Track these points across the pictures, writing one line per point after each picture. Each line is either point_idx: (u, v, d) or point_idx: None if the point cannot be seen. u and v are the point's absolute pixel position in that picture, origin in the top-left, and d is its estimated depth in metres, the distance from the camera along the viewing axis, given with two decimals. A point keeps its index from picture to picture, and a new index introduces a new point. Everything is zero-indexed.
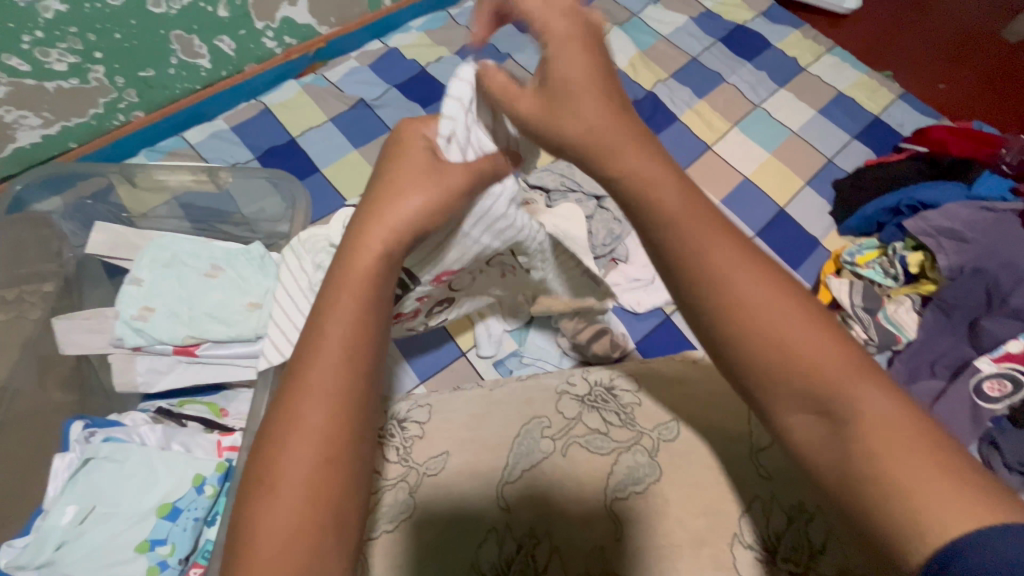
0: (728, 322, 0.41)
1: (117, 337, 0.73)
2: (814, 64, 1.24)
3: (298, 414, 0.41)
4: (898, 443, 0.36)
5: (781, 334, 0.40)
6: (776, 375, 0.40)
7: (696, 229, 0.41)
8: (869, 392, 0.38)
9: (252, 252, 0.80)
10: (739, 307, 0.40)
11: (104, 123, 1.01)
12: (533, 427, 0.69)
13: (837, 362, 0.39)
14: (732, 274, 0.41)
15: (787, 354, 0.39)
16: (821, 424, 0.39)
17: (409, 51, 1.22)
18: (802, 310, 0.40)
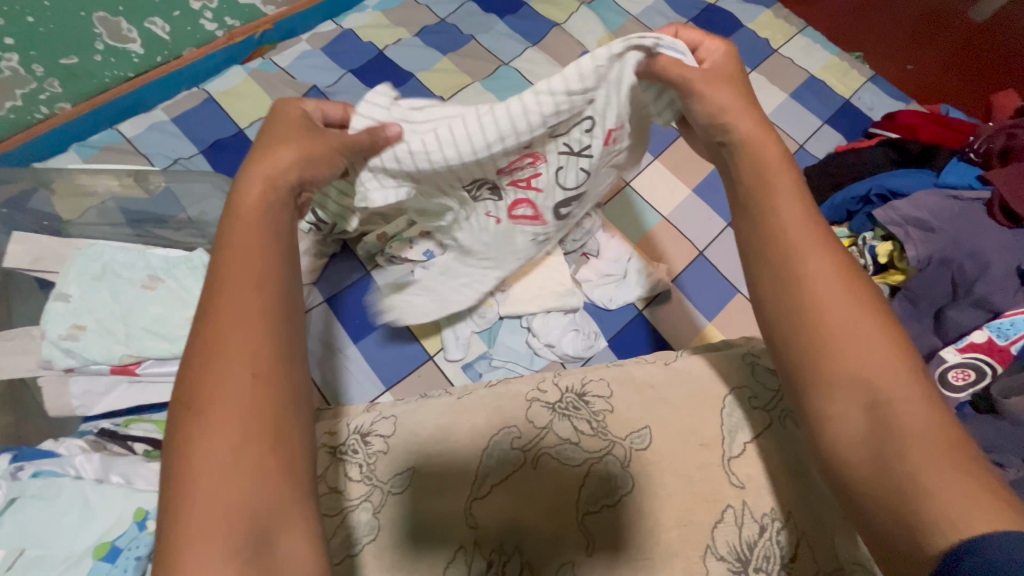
0: (826, 316, 0.45)
1: (46, 359, 0.67)
2: (786, 46, 1.21)
3: (213, 403, 0.37)
4: (926, 441, 0.39)
5: (856, 336, 0.43)
6: (838, 367, 0.43)
7: (792, 235, 0.47)
8: (910, 392, 0.41)
9: (193, 260, 0.74)
10: (824, 310, 0.45)
11: (25, 116, 0.91)
12: (502, 437, 0.67)
13: (885, 368, 0.42)
14: (822, 281, 0.45)
15: (843, 355, 0.43)
16: (864, 419, 0.42)
17: (365, 32, 1.14)
18: (874, 320, 0.44)
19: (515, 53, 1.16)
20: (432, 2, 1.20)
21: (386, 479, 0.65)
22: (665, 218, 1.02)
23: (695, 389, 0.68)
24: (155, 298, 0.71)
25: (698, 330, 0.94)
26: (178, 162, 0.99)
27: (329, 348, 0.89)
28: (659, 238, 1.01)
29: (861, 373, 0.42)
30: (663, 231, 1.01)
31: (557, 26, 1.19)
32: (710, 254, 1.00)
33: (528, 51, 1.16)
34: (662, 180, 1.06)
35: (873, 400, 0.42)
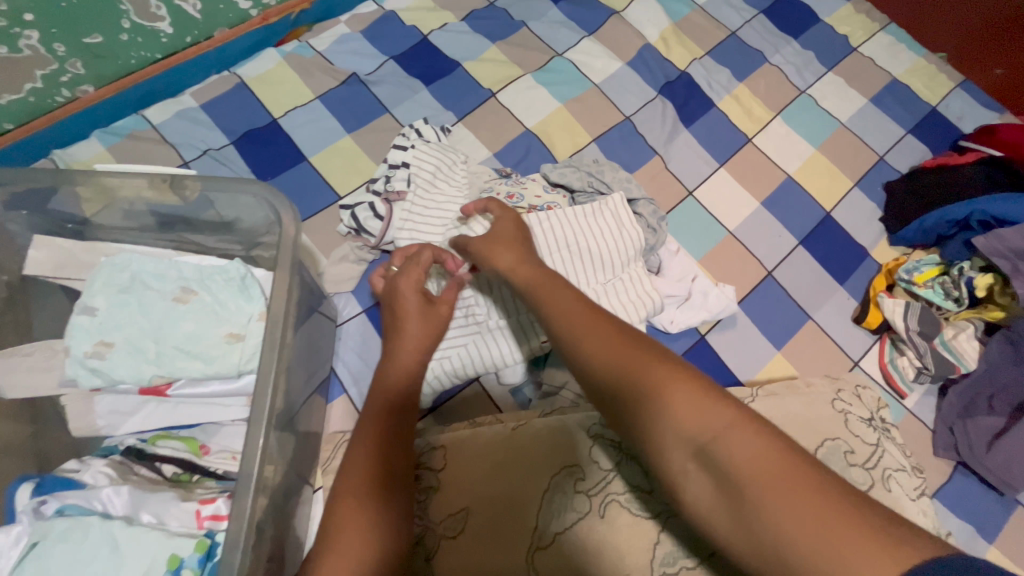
0: (619, 379, 0.47)
1: (70, 379, 0.62)
2: (867, 44, 1.11)
3: (359, 431, 0.57)
4: (785, 484, 0.38)
5: (668, 385, 0.45)
6: (661, 425, 0.44)
7: (586, 346, 0.51)
8: (728, 415, 0.42)
9: (230, 272, 0.67)
10: (633, 370, 0.47)
11: (45, 100, 0.84)
12: (565, 480, 0.64)
13: (706, 412, 0.42)
14: (591, 321, 0.53)
15: (669, 407, 0.44)
16: (710, 480, 0.41)
17: (408, 16, 1.06)
18: (680, 369, 0.46)
19: (571, 43, 1.07)
20: None
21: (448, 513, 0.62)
22: (731, 233, 0.94)
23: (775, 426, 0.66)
24: (189, 310, 0.65)
25: (764, 361, 0.85)
26: (207, 153, 0.91)
27: (367, 363, 0.84)
28: (723, 254, 0.92)
29: (677, 418, 0.43)
30: (727, 247, 0.93)
31: (617, 14, 1.10)
32: (781, 275, 0.91)
33: (585, 42, 1.07)
34: (728, 191, 0.97)
35: (701, 451, 0.41)
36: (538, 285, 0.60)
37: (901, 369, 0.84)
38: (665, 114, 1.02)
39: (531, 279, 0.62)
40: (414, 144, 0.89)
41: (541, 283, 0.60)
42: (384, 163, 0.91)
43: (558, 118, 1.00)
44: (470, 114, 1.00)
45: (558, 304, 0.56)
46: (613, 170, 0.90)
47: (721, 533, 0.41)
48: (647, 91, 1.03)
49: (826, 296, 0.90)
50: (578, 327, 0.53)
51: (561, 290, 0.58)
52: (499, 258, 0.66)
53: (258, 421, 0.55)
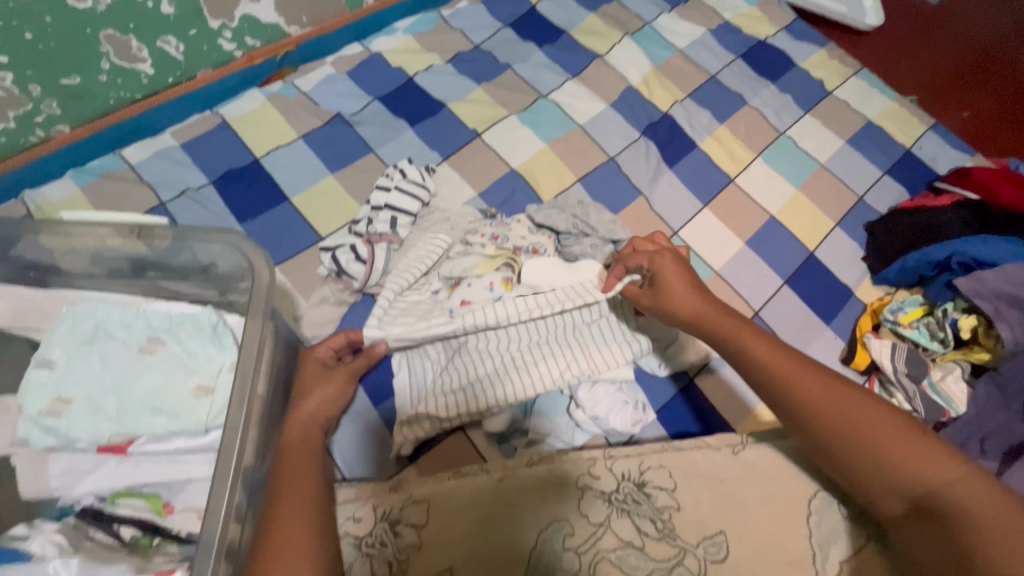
0: (828, 420, 0.57)
1: (21, 438, 0.58)
2: (842, 88, 1.14)
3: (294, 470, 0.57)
4: (993, 526, 0.47)
5: (871, 437, 0.54)
6: (881, 474, 0.54)
7: (767, 377, 0.60)
8: (946, 466, 0.51)
9: (201, 320, 0.64)
10: (843, 426, 0.56)
11: (18, 140, 0.82)
12: (554, 536, 0.62)
13: (931, 465, 0.52)
14: (756, 359, 0.61)
15: (894, 459, 0.53)
16: (925, 520, 0.52)
17: (394, 57, 1.07)
18: (898, 422, 0.55)
19: (555, 84, 1.09)
20: (466, 26, 1.13)
21: (365, 534, 0.63)
22: (717, 272, 0.94)
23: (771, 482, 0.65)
24: (157, 361, 0.62)
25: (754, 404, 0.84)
26: (185, 193, 0.90)
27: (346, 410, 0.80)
28: None
29: (894, 467, 0.53)
30: (714, 287, 0.93)
31: (600, 57, 1.13)
32: (767, 315, 0.91)
33: (568, 84, 1.09)
34: (713, 231, 0.97)
35: (921, 498, 0.52)
36: (723, 328, 0.64)
37: None
38: (649, 155, 1.03)
39: (703, 316, 0.66)
40: (396, 184, 0.89)
41: (721, 321, 0.64)
42: (367, 204, 0.89)
43: (543, 159, 1.01)
44: (455, 154, 1.00)
45: (743, 342, 0.63)
46: (598, 211, 0.90)
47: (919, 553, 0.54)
48: (631, 132, 1.05)
49: (812, 337, 0.90)
50: (770, 375, 0.60)
51: (750, 335, 0.62)
52: (675, 300, 0.67)
53: (224, 479, 0.52)
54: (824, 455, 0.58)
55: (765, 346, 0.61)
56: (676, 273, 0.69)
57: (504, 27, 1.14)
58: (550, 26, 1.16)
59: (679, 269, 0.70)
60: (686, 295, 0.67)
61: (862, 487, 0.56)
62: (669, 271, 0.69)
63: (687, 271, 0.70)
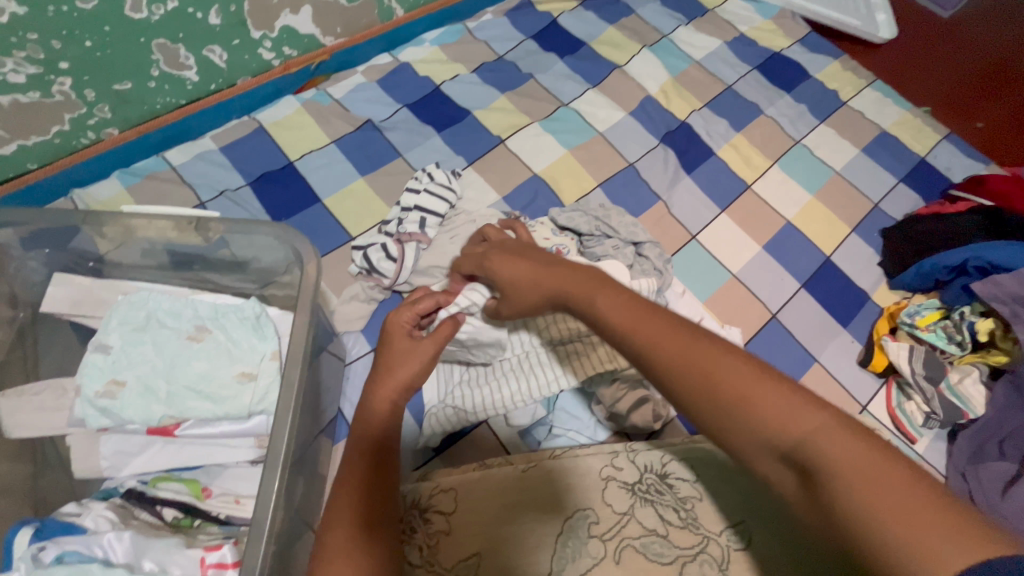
0: (673, 366, 0.44)
1: (78, 419, 0.61)
2: (856, 98, 1.17)
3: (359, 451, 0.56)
4: (869, 481, 0.35)
5: (729, 380, 0.42)
6: (742, 431, 0.41)
7: (611, 327, 0.49)
8: (807, 411, 0.39)
9: (245, 310, 0.67)
10: (708, 376, 0.42)
11: (70, 141, 0.86)
12: (578, 524, 0.63)
13: (798, 412, 0.39)
14: (608, 309, 0.49)
15: (749, 408, 0.40)
16: (800, 483, 0.39)
17: (422, 67, 1.11)
18: (750, 366, 0.42)
19: (575, 94, 1.13)
20: (491, 38, 1.17)
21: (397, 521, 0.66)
22: (734, 275, 0.96)
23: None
24: (202, 349, 0.65)
25: None
26: (223, 193, 0.94)
27: None
28: (728, 297, 0.94)
29: (757, 418, 0.40)
30: (732, 290, 0.95)
31: (619, 68, 1.17)
32: (785, 318, 0.93)
33: (589, 93, 1.13)
34: (730, 235, 1.00)
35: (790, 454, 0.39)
36: (577, 290, 0.53)
37: (909, 414, 0.84)
38: (667, 161, 1.06)
39: (550, 281, 0.55)
40: (425, 186, 0.93)
41: (566, 280, 0.54)
42: (396, 206, 0.93)
43: (565, 164, 1.04)
44: (479, 159, 1.03)
45: (586, 294, 0.52)
46: (619, 215, 0.93)
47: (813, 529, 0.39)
48: (650, 139, 1.08)
49: (829, 339, 0.92)
50: (625, 333, 0.47)
51: (600, 291, 0.51)
52: (519, 292, 0.59)
53: (273, 464, 0.54)
54: (688, 420, 0.45)
55: (616, 302, 0.49)
56: (514, 262, 0.61)
57: (527, 38, 1.19)
58: (571, 38, 1.20)
59: (511, 255, 0.62)
60: (526, 277, 0.58)
61: (721, 448, 0.43)
62: (507, 267, 0.61)
63: (530, 256, 0.61)
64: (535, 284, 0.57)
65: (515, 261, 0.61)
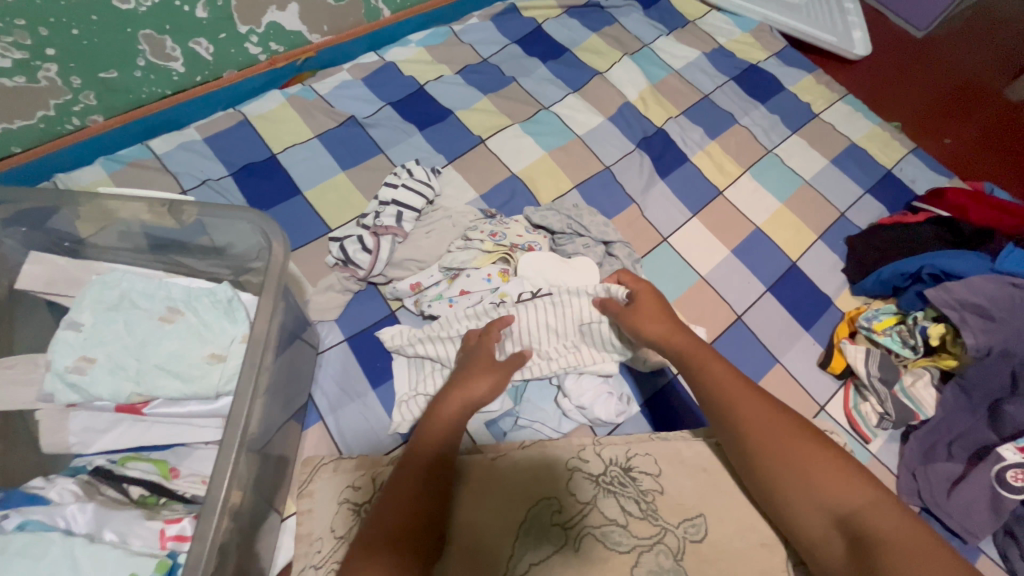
0: (765, 442, 0.62)
1: (47, 393, 0.62)
2: (828, 111, 1.21)
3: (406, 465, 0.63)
4: (900, 547, 0.52)
5: (806, 459, 0.59)
6: (803, 497, 0.58)
7: (725, 395, 0.66)
8: (861, 496, 0.57)
9: (218, 294, 0.69)
10: (772, 446, 0.61)
11: (55, 127, 0.88)
12: (542, 513, 0.65)
13: (857, 494, 0.57)
14: (721, 382, 0.67)
15: (817, 484, 0.58)
16: (845, 545, 0.55)
17: (407, 67, 1.14)
18: (827, 453, 0.60)
19: (556, 98, 1.16)
20: (476, 41, 1.20)
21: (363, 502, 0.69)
22: (703, 277, 0.99)
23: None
24: (174, 330, 0.67)
25: None
26: (205, 183, 0.96)
27: (346, 392, 0.84)
28: (696, 298, 0.97)
29: (823, 492, 0.57)
30: (700, 291, 0.98)
31: (600, 74, 1.20)
32: (750, 319, 0.96)
33: (569, 97, 1.16)
34: (701, 238, 1.03)
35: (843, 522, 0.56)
36: (692, 355, 0.71)
37: (865, 415, 0.86)
38: (643, 166, 1.09)
39: (669, 340, 0.73)
40: (403, 182, 0.95)
41: (696, 352, 0.71)
42: (375, 200, 0.95)
43: (543, 165, 1.07)
44: (460, 157, 1.06)
45: (709, 371, 0.68)
46: (592, 215, 0.95)
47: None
48: (627, 144, 1.11)
49: (792, 341, 0.94)
50: (722, 398, 0.66)
51: (712, 363, 0.69)
52: (643, 324, 0.75)
53: (230, 445, 0.55)
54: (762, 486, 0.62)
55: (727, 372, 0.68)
56: (646, 302, 0.77)
57: (511, 42, 1.22)
58: (555, 43, 1.23)
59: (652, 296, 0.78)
60: (656, 321, 0.75)
61: (787, 514, 0.60)
62: (633, 309, 0.76)
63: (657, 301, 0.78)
64: (650, 331, 0.74)
65: (655, 305, 0.77)
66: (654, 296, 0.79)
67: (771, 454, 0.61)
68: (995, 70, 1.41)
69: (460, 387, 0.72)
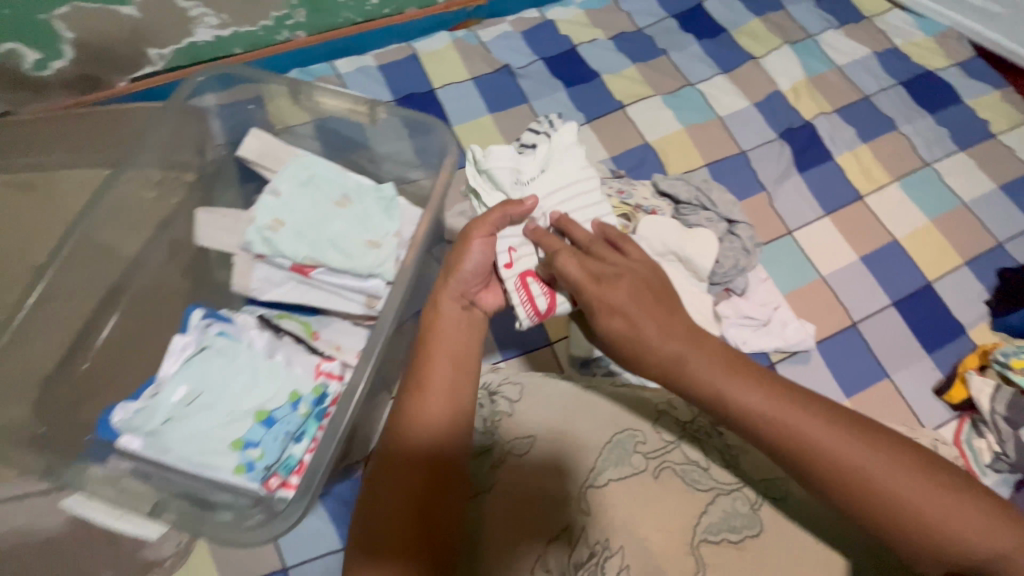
0: (849, 489, 0.47)
1: (247, 241, 0.76)
2: (1009, 133, 1.10)
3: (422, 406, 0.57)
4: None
5: (903, 494, 0.46)
6: (924, 542, 0.46)
7: (777, 427, 0.49)
8: (979, 522, 0.46)
9: (383, 193, 0.80)
10: (863, 497, 0.47)
11: (270, 36, 1.04)
12: (626, 439, 0.63)
13: (971, 521, 0.46)
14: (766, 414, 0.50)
15: (930, 525, 0.46)
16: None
17: (565, 26, 1.19)
18: (917, 468, 0.47)
19: (705, 76, 1.16)
20: (635, 11, 1.22)
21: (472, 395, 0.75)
22: (822, 277, 0.96)
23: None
24: (346, 213, 0.79)
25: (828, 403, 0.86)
26: None
27: None
28: (811, 296, 0.95)
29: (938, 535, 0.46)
30: (817, 290, 0.95)
31: (755, 59, 1.17)
32: (865, 328, 0.92)
33: (718, 78, 1.15)
34: (829, 239, 1.00)
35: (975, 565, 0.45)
36: (693, 368, 0.52)
37: (977, 451, 0.81)
38: (781, 157, 1.07)
39: (663, 354, 0.53)
40: (546, 130, 1.02)
41: (679, 359, 0.53)
42: (517, 142, 1.03)
43: (677, 139, 1.08)
44: (598, 119, 1.10)
45: (729, 394, 0.51)
46: (721, 192, 0.96)
47: None
48: (768, 132, 1.09)
49: (908, 360, 0.90)
50: (785, 444, 0.49)
51: (732, 378, 0.51)
52: (620, 313, 0.55)
53: (382, 327, 0.67)
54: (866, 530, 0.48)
55: (766, 400, 0.50)
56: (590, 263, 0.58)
57: (669, 16, 1.22)
58: (714, 23, 1.22)
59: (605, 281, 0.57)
60: (620, 293, 0.55)
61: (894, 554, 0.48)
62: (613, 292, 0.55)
63: (633, 278, 0.57)
64: (635, 320, 0.54)
65: (613, 284, 0.56)
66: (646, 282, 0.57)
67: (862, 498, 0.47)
68: None
69: (607, 299, 0.55)
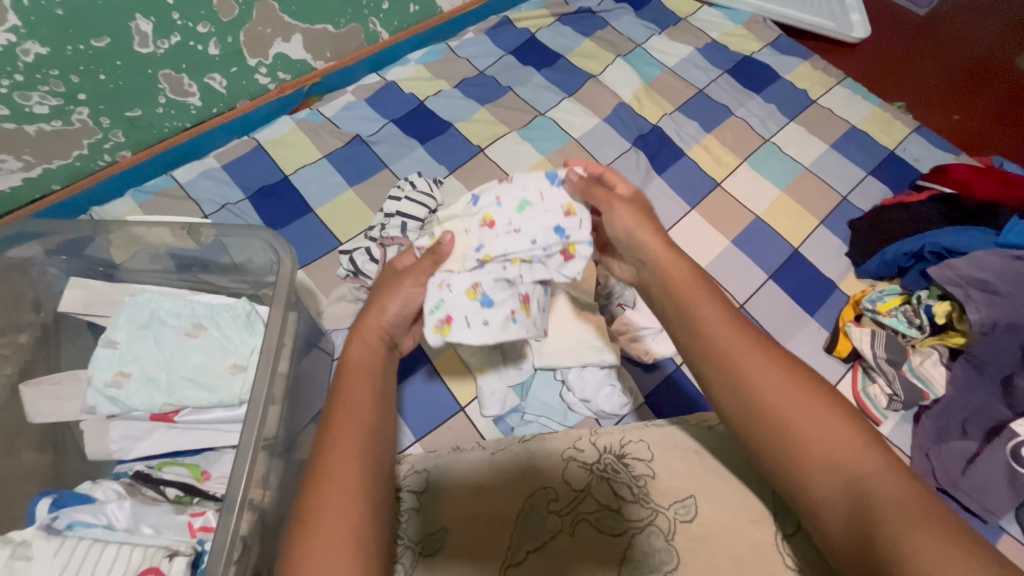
0: (745, 411, 0.51)
1: (91, 405, 0.69)
2: (826, 96, 1.21)
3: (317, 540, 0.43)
4: (909, 512, 0.42)
5: (801, 420, 0.48)
6: (797, 449, 0.48)
7: (729, 359, 0.51)
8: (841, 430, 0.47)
9: (237, 309, 0.75)
10: (780, 431, 0.49)
11: (89, 163, 0.96)
12: (539, 501, 0.68)
13: (850, 440, 0.47)
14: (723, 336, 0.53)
15: (804, 435, 0.48)
16: (847, 511, 0.45)
17: (407, 84, 1.19)
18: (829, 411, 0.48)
19: (552, 103, 1.19)
20: (472, 55, 1.25)
21: None
22: (703, 269, 1.00)
23: (742, 457, 0.68)
24: (199, 343, 0.72)
25: None
26: (225, 208, 1.02)
27: None
28: None
29: (822, 449, 0.47)
30: None
31: (594, 77, 1.23)
32: (753, 308, 0.96)
33: (564, 102, 1.20)
34: (701, 230, 1.04)
35: (847, 481, 0.45)
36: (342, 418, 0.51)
37: (873, 397, 0.87)
38: (639, 162, 1.11)
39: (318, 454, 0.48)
40: (406, 194, 0.99)
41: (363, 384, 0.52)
42: (380, 212, 1.00)
43: (541, 169, 1.10)
44: (460, 167, 1.10)
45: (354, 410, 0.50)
46: None
47: (821, 522, 0.47)
48: (622, 143, 1.14)
49: (796, 328, 0.95)
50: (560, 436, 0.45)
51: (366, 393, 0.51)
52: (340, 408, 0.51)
53: (246, 449, 0.60)
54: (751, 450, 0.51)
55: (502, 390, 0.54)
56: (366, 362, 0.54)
57: (506, 53, 1.26)
58: (549, 51, 1.27)
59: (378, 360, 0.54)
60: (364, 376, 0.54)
61: (775, 472, 0.50)
62: (610, 234, 0.61)
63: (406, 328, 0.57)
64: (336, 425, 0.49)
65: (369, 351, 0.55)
66: (640, 204, 0.63)
67: (777, 434, 0.49)
68: (1004, 42, 1.41)
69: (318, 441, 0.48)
